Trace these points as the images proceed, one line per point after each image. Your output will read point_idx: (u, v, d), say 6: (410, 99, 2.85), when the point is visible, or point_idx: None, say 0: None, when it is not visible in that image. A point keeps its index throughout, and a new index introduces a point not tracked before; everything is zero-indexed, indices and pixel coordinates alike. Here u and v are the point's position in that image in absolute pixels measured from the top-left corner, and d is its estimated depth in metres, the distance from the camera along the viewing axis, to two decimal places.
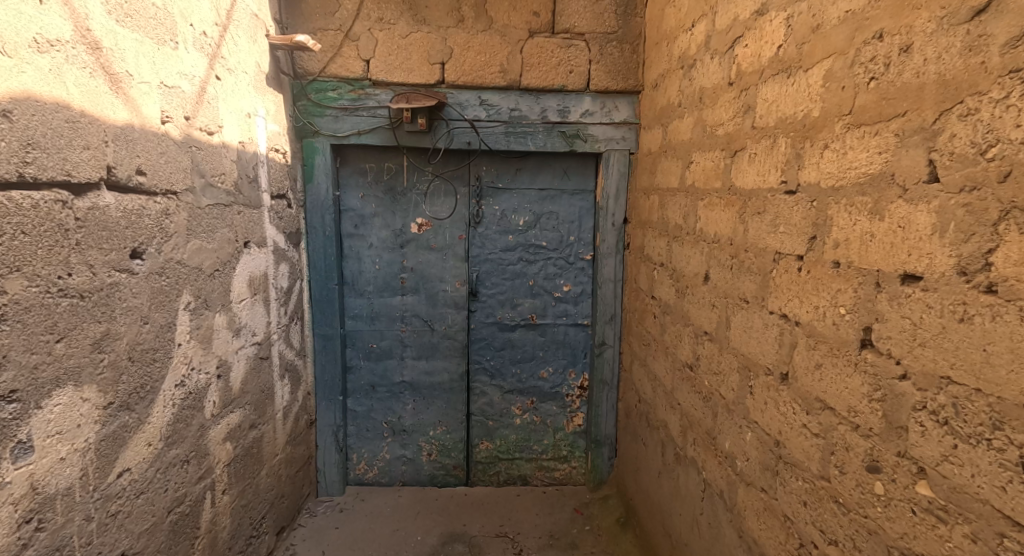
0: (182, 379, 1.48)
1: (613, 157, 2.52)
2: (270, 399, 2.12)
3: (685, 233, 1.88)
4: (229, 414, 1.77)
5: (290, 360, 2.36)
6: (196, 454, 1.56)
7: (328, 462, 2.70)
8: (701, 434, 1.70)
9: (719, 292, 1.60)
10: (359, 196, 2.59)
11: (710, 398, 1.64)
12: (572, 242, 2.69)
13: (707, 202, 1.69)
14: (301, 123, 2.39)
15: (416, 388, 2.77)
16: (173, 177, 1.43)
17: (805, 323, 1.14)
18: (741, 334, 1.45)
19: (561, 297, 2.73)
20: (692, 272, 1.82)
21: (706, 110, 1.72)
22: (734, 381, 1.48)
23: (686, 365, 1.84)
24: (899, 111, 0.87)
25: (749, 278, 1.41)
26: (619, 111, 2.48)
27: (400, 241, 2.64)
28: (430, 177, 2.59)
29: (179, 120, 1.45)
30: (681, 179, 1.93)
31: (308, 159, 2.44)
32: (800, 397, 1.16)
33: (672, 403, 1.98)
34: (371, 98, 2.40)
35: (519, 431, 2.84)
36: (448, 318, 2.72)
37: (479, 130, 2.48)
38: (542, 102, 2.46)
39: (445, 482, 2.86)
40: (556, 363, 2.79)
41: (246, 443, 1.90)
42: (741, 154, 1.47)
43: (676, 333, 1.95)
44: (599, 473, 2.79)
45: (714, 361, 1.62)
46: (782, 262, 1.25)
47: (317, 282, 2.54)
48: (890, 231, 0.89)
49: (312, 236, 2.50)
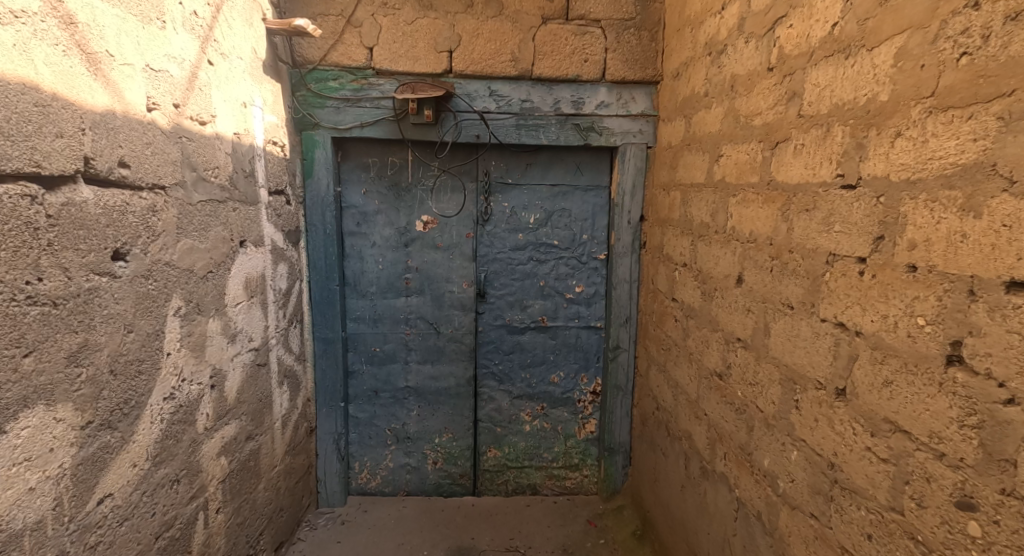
0: (171, 392, 1.35)
1: (630, 151, 2.39)
2: (268, 408, 1.99)
3: (713, 232, 1.76)
4: (223, 427, 1.64)
5: (289, 366, 2.23)
6: (187, 473, 1.44)
7: (328, 472, 2.56)
8: (734, 449, 1.58)
9: (756, 296, 1.47)
10: (361, 192, 2.46)
11: (744, 410, 1.52)
12: (585, 240, 2.56)
13: (741, 198, 1.57)
14: (299, 114, 2.25)
15: (421, 394, 2.65)
16: (160, 169, 1.30)
17: (870, 333, 1.02)
18: (784, 342, 1.33)
19: (574, 298, 2.60)
20: (721, 274, 1.69)
21: (738, 99, 1.60)
22: (776, 393, 1.37)
23: (715, 373, 1.72)
24: (1005, 89, 0.76)
25: (796, 282, 1.29)
26: (636, 103, 2.35)
27: (405, 239, 2.51)
28: (436, 173, 2.46)
29: (167, 108, 1.32)
30: (708, 174, 1.81)
31: (308, 153, 2.31)
32: (862, 416, 1.04)
33: (697, 413, 1.85)
34: (374, 88, 2.26)
35: (528, 438, 2.72)
36: (454, 320, 2.59)
37: (489, 122, 2.35)
38: (556, 93, 2.33)
39: (451, 491, 2.74)
40: (568, 367, 2.66)
41: (242, 456, 1.77)
42: (784, 145, 1.34)
43: (702, 338, 1.83)
44: (613, 483, 2.67)
45: (749, 370, 1.50)
46: (838, 265, 1.12)
47: (318, 283, 2.41)
48: (991, 231, 0.78)
49: (312, 235, 2.37)
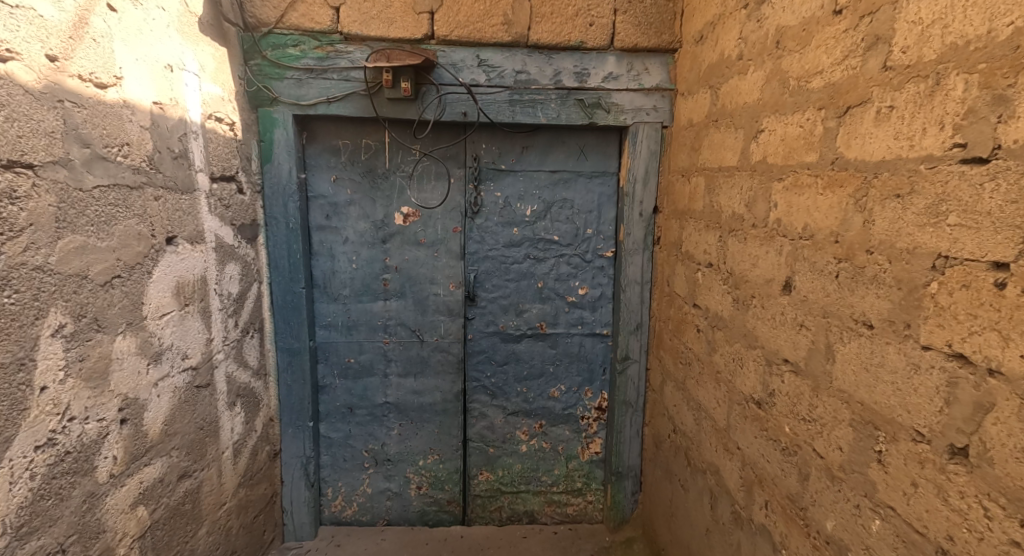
0: (48, 438, 1.02)
1: (643, 131, 2.05)
2: (213, 436, 1.67)
3: (750, 227, 1.43)
4: (141, 470, 1.31)
5: (244, 383, 1.91)
6: (78, 538, 1.11)
7: (296, 502, 2.24)
8: (780, 499, 1.26)
9: (812, 308, 1.15)
10: (330, 180, 2.12)
11: (796, 452, 1.20)
12: (590, 235, 2.23)
13: (790, 182, 1.24)
14: (253, 87, 1.91)
15: (402, 410, 2.32)
16: (23, 142, 0.96)
17: (1019, 376, 0.70)
18: (857, 372, 1.01)
19: (577, 302, 2.27)
20: (762, 279, 1.36)
21: (787, 57, 1.26)
22: (842, 437, 1.04)
23: (752, 401, 1.40)
24: None
25: (878, 292, 0.96)
26: (649, 74, 2.01)
27: (382, 235, 2.18)
28: (418, 157, 2.12)
29: (34, 60, 0.98)
30: (743, 155, 1.48)
31: (266, 134, 1.97)
32: (1003, 494, 0.72)
33: (727, 445, 1.53)
34: (341, 57, 1.93)
35: (525, 460, 2.40)
36: (440, 327, 2.27)
37: (478, 98, 2.01)
38: (556, 63, 1.99)
39: (437, 520, 2.42)
40: (570, 380, 2.34)
41: (172, 500, 1.45)
42: (859, 110, 1.01)
43: (733, 356, 1.50)
44: (621, 511, 2.35)
45: (802, 403, 1.18)
46: (956, 271, 0.80)
47: (281, 286, 2.08)
48: None
49: (273, 230, 2.04)
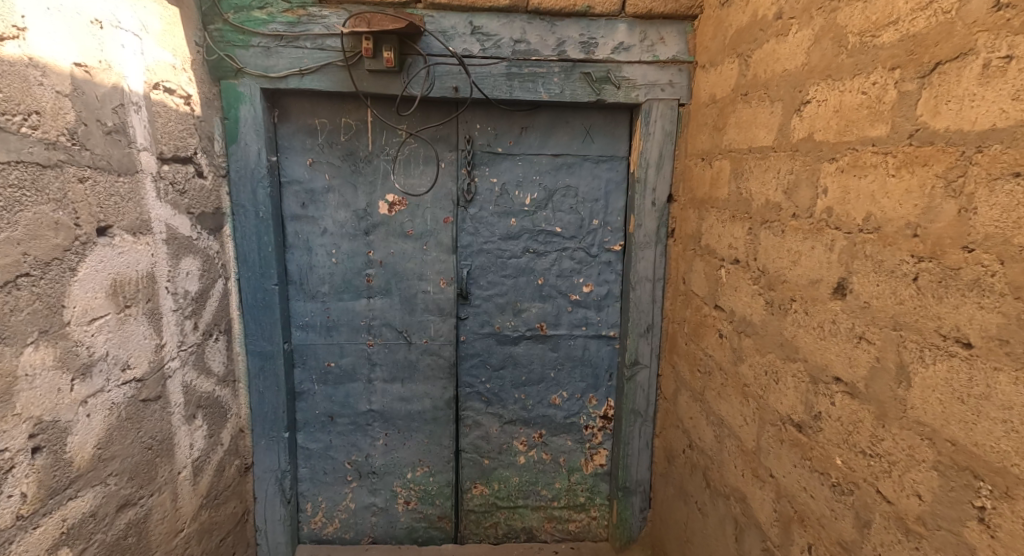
0: None
1: (657, 109, 1.82)
2: (165, 456, 1.45)
3: (790, 217, 1.20)
4: (63, 505, 1.11)
5: (206, 392, 1.69)
6: None
7: (271, 519, 2.04)
8: (829, 544, 1.05)
9: (876, 318, 0.93)
10: (306, 163, 1.89)
11: (851, 491, 0.98)
12: (596, 227, 2.00)
13: (846, 162, 1.01)
14: (214, 56, 1.68)
15: (388, 419, 2.11)
16: None
17: None
18: (946, 404, 0.79)
19: (580, 300, 2.05)
20: (804, 279, 1.14)
21: (844, 10, 1.03)
22: (922, 482, 0.83)
23: (791, 422, 1.18)
24: None
25: (982, 304, 0.74)
26: (665, 45, 1.78)
27: (364, 225, 1.95)
28: (404, 138, 1.89)
29: None
30: (781, 131, 1.24)
31: (230, 110, 1.73)
32: None
33: (757, 470, 1.32)
34: (315, 22, 1.69)
35: (523, 472, 2.19)
36: (429, 328, 2.05)
37: (472, 70, 1.77)
38: (559, 31, 1.75)
39: (427, 537, 2.22)
40: (573, 386, 2.12)
41: (109, 535, 1.25)
42: (953, 67, 0.79)
43: (766, 368, 1.29)
44: (627, 529, 2.15)
45: (861, 433, 0.96)
46: None
47: (250, 283, 1.86)
48: None
49: (240, 219, 1.81)
